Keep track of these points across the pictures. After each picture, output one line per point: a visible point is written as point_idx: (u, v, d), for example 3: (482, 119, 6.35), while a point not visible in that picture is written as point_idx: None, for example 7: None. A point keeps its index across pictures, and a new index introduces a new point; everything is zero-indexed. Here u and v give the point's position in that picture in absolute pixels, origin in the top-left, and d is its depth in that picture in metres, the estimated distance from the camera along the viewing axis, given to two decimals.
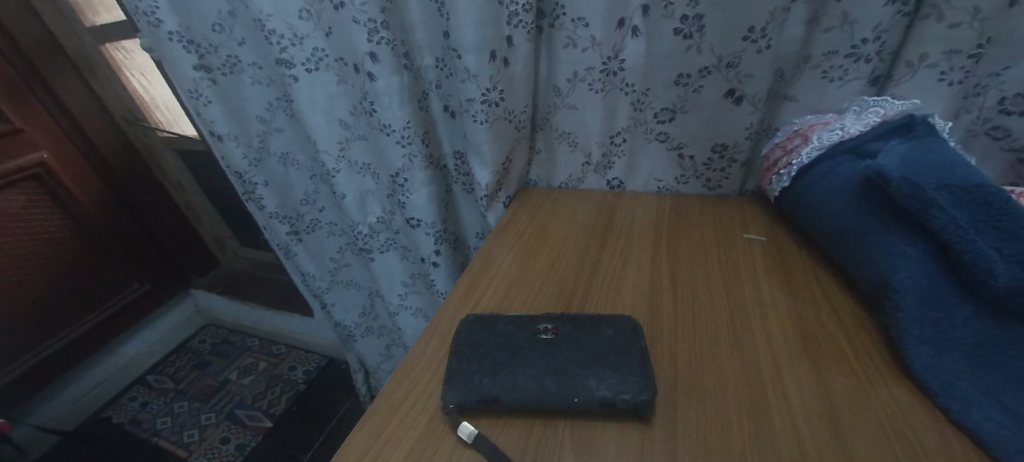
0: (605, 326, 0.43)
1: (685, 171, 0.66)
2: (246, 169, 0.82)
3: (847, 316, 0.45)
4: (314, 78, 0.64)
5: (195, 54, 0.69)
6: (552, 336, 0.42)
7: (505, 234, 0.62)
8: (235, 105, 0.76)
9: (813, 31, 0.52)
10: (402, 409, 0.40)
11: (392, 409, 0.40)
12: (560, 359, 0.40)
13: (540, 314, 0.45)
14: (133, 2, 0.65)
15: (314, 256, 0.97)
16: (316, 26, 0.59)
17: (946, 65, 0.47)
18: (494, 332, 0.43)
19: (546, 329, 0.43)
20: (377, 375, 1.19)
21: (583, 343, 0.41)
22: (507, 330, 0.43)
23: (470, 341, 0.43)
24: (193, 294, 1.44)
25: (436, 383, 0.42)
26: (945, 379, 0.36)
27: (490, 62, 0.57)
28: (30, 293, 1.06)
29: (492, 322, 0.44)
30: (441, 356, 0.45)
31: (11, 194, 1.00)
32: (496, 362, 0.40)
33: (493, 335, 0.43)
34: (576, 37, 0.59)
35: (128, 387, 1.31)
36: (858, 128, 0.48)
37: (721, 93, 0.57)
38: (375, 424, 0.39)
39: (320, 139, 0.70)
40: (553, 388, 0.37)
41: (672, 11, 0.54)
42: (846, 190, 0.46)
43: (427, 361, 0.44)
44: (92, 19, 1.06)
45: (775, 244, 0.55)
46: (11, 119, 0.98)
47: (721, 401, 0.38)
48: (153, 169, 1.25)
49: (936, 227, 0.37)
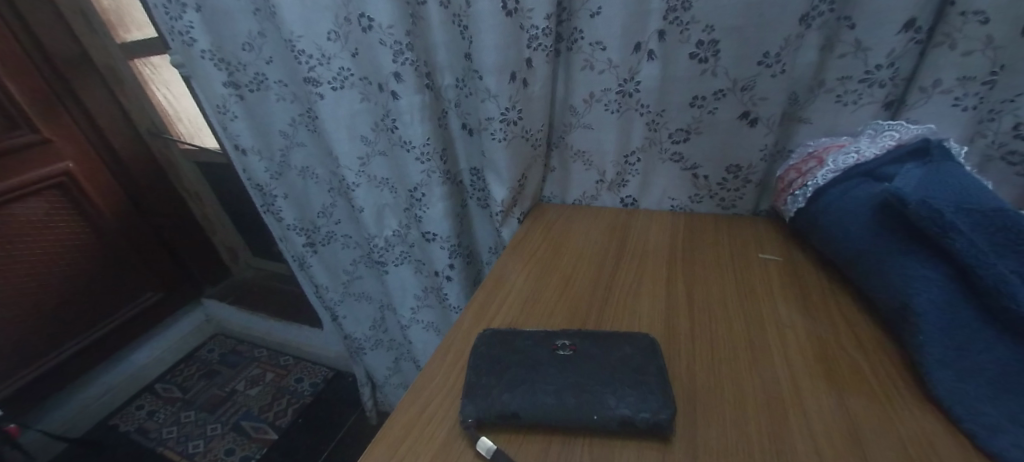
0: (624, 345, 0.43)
1: (699, 191, 0.67)
2: (267, 181, 0.84)
3: (867, 339, 0.45)
4: (338, 95, 0.66)
5: (225, 71, 0.72)
6: (570, 353, 0.42)
7: (520, 251, 0.63)
8: (260, 120, 0.79)
9: (826, 57, 0.53)
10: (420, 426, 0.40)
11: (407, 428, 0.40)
12: (579, 375, 0.40)
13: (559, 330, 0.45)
14: (169, 22, 0.68)
15: (328, 268, 0.98)
16: (343, 47, 0.62)
17: (959, 91, 0.48)
18: (513, 346, 0.44)
19: (564, 345, 0.43)
20: (384, 389, 1.18)
21: (602, 360, 0.41)
22: (526, 345, 0.44)
23: (488, 355, 0.43)
24: (204, 304, 1.45)
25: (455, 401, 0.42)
26: (970, 404, 0.36)
27: (510, 82, 0.59)
28: (47, 300, 1.08)
29: (510, 336, 0.45)
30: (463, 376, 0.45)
31: (35, 202, 1.03)
32: (516, 376, 0.40)
33: (511, 348, 0.43)
34: (594, 60, 0.61)
35: (137, 396, 1.32)
36: (873, 152, 0.49)
37: (736, 115, 0.58)
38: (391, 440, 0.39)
39: (342, 154, 0.72)
40: (572, 404, 0.38)
41: (688, 36, 0.55)
42: (862, 212, 0.46)
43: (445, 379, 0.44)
44: (123, 36, 1.12)
45: (792, 265, 0.56)
46: (41, 130, 1.02)
47: (741, 420, 0.38)
48: (173, 180, 1.29)
49: (955, 251, 0.38)
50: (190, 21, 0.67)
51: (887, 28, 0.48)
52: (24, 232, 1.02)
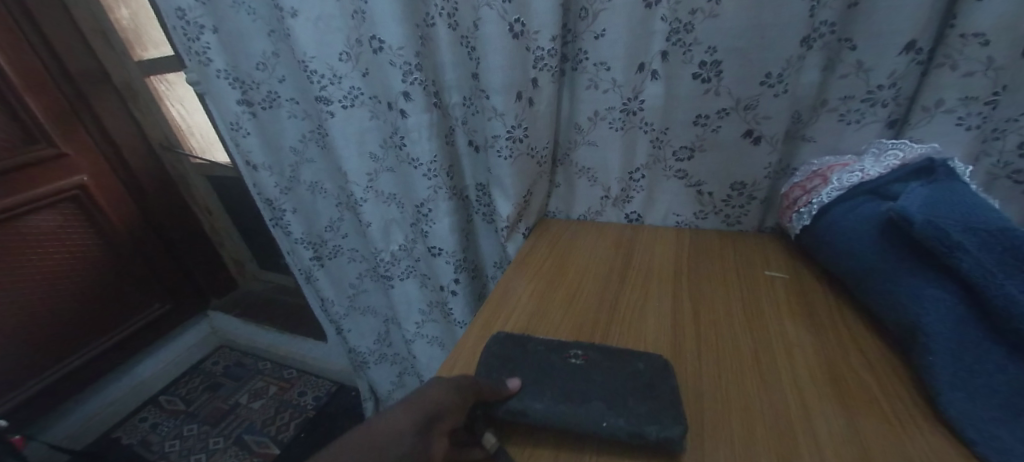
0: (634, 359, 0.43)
1: (704, 207, 0.67)
2: (277, 196, 0.86)
3: (875, 358, 0.44)
4: (349, 113, 0.68)
5: (240, 90, 0.74)
6: (582, 361, 0.43)
7: (525, 266, 0.64)
8: (272, 137, 0.80)
9: (828, 77, 0.53)
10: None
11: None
12: (587, 386, 0.41)
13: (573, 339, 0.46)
14: (187, 43, 0.70)
15: (334, 281, 0.99)
16: (354, 67, 0.64)
17: (962, 111, 0.48)
18: (525, 353, 0.44)
19: (576, 354, 0.44)
20: (387, 403, 1.18)
21: (612, 372, 0.42)
22: (539, 351, 0.44)
23: (498, 362, 0.44)
24: (210, 316, 1.46)
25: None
26: (982, 427, 0.35)
27: (516, 101, 0.60)
28: (57, 311, 1.10)
29: (523, 343, 0.46)
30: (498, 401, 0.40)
31: (49, 214, 1.05)
32: (521, 383, 0.41)
33: (523, 357, 0.44)
34: (598, 80, 0.62)
35: (140, 408, 1.32)
36: (877, 170, 0.49)
37: (739, 133, 0.59)
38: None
39: (351, 170, 0.74)
40: (574, 411, 0.38)
41: (691, 57, 0.56)
42: (868, 230, 0.46)
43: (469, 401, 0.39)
44: (140, 54, 1.14)
45: (798, 282, 0.55)
46: (57, 144, 1.04)
47: (750, 440, 0.38)
48: (184, 193, 1.31)
49: (962, 271, 0.38)
50: (207, 42, 0.69)
51: (889, 50, 0.49)
52: (37, 244, 1.04)
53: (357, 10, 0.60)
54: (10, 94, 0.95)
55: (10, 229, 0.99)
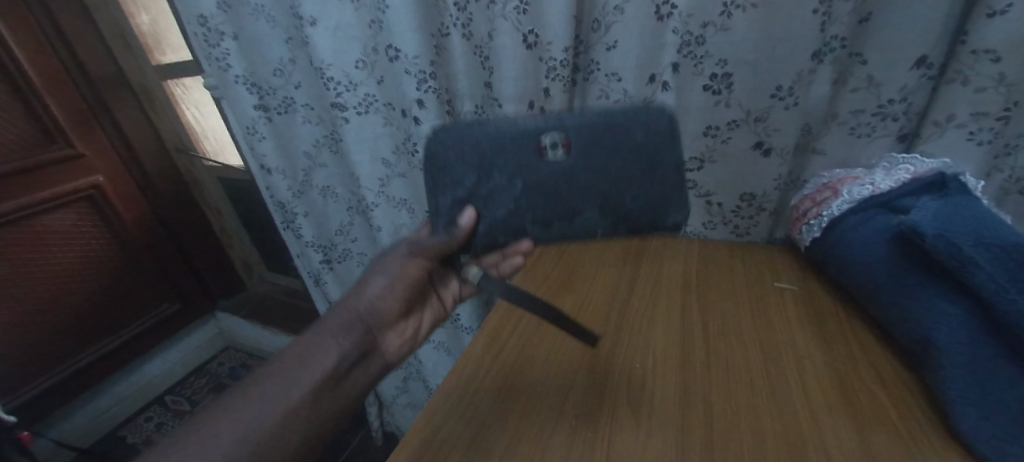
0: (624, 113, 0.44)
1: (713, 217, 0.68)
2: (290, 199, 0.88)
3: (888, 374, 0.44)
4: (363, 119, 0.69)
5: (257, 95, 0.76)
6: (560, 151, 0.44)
7: (534, 272, 0.64)
8: (287, 141, 0.82)
9: (838, 91, 0.54)
10: (382, 357, 0.51)
11: (373, 363, 0.49)
12: (561, 178, 0.45)
13: (558, 120, 0.44)
14: (207, 49, 0.73)
15: (343, 285, 1.00)
16: (370, 74, 0.65)
17: (974, 126, 0.48)
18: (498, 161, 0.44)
19: (554, 144, 0.44)
20: (392, 408, 1.18)
21: (587, 164, 0.44)
22: (512, 153, 0.44)
23: (474, 160, 0.44)
24: (217, 317, 1.47)
25: (466, 434, 0.42)
26: (996, 444, 0.35)
27: (528, 109, 0.63)
28: (68, 309, 1.11)
29: (500, 129, 0.43)
30: (432, 279, 0.57)
31: (64, 213, 1.08)
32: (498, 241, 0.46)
33: (500, 148, 0.44)
34: (609, 90, 0.63)
35: (146, 407, 1.33)
36: (888, 184, 0.49)
37: (750, 145, 0.59)
38: (363, 379, 0.47)
39: (363, 174, 0.75)
40: (552, 213, 0.46)
41: (702, 69, 0.57)
42: (880, 244, 0.46)
43: (405, 297, 0.52)
44: (159, 58, 1.19)
45: (808, 294, 0.55)
46: (75, 145, 1.07)
47: (758, 452, 0.38)
48: (196, 194, 1.33)
49: (975, 286, 0.38)
50: (227, 49, 0.72)
51: (899, 65, 0.49)
52: (52, 242, 1.06)
53: (375, 20, 0.62)
54: (32, 96, 0.98)
55: (26, 228, 1.02)
